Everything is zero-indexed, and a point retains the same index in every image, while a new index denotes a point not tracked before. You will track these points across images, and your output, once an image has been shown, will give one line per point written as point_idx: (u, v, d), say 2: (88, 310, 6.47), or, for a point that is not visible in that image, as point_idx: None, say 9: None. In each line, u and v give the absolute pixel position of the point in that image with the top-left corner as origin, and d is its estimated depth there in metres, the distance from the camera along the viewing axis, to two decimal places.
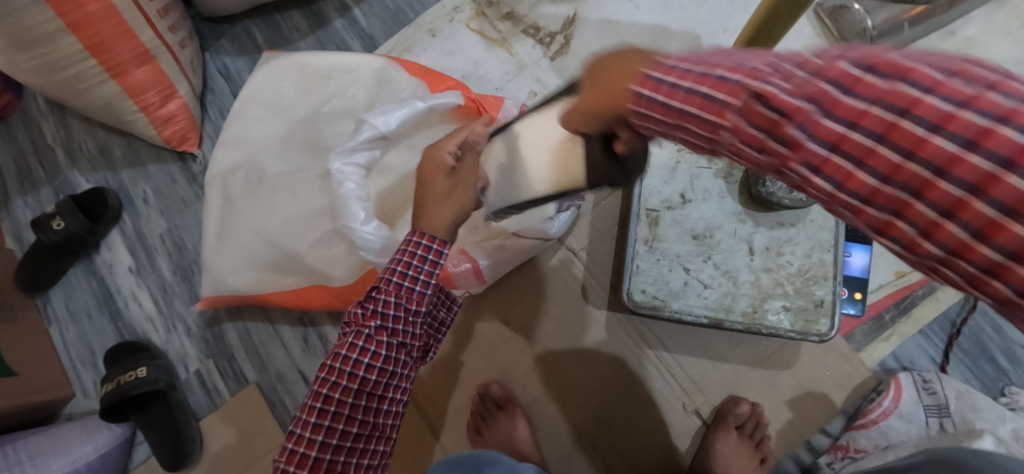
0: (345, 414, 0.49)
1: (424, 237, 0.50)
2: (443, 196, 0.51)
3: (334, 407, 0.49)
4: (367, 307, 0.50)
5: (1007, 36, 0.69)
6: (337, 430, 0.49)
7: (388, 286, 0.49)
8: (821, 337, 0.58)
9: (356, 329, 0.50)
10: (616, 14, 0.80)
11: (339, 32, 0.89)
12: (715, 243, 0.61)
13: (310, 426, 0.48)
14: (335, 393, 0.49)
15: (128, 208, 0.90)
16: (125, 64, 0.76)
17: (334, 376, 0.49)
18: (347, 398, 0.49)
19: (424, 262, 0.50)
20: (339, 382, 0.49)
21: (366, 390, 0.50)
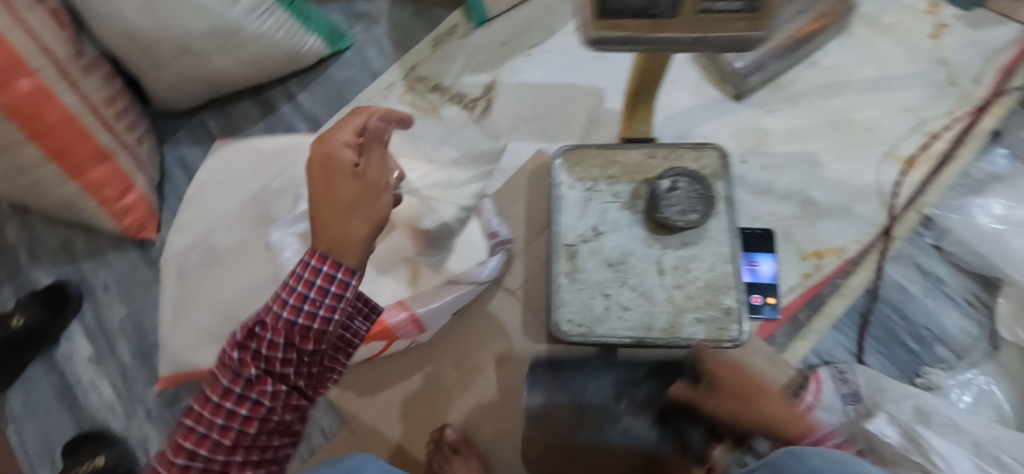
0: (220, 450, 0.42)
1: (317, 256, 0.42)
2: (341, 207, 0.44)
3: (207, 441, 0.41)
4: (255, 342, 0.41)
5: (864, 61, 0.82)
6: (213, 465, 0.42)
7: (277, 321, 0.41)
8: (734, 341, 0.64)
9: (239, 367, 0.41)
10: (530, 76, 0.89)
11: (286, 117, 0.97)
12: (630, 269, 0.68)
13: (180, 463, 0.41)
14: (210, 427, 0.41)
15: (89, 297, 0.92)
16: (86, 164, 0.82)
17: (215, 410, 0.41)
18: (224, 435, 0.42)
19: (323, 296, 0.41)
20: (217, 417, 0.41)
21: (251, 428, 0.43)
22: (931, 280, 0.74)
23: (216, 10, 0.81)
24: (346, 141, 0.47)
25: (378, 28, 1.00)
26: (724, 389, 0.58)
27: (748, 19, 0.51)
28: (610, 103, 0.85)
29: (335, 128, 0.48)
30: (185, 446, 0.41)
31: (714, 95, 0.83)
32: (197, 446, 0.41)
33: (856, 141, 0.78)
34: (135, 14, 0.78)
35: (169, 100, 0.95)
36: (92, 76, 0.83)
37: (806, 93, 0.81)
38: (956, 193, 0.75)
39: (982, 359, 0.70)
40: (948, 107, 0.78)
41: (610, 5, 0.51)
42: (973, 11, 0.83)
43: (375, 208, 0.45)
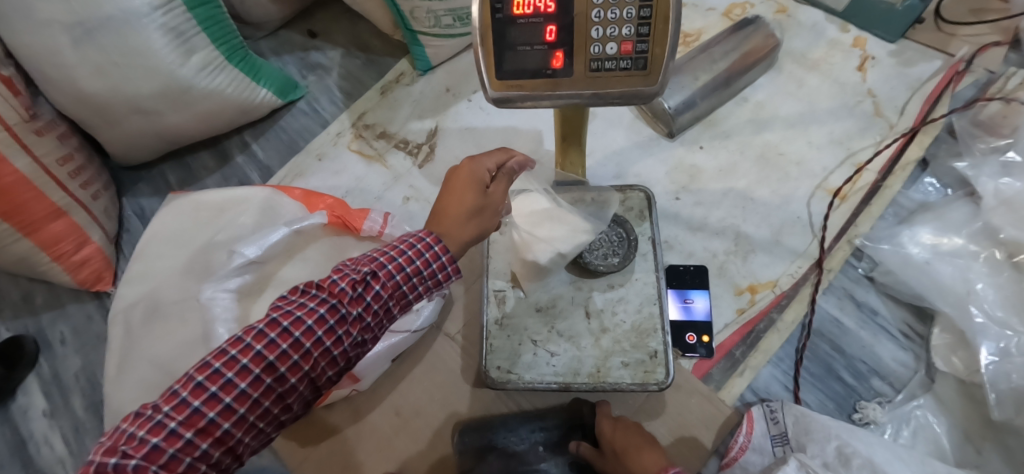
0: (289, 359, 0.49)
1: (432, 236, 0.55)
2: (460, 213, 0.57)
3: (284, 345, 0.49)
4: (365, 282, 0.52)
5: (790, 96, 0.85)
6: (250, 374, 0.48)
7: (387, 277, 0.53)
8: (660, 384, 0.64)
9: (347, 298, 0.51)
10: (472, 121, 0.93)
11: (240, 167, 0.98)
12: (558, 314, 0.69)
13: (231, 353, 0.48)
14: (294, 331, 0.49)
15: (46, 350, 0.93)
16: (39, 222, 0.84)
17: (308, 320, 0.50)
18: (304, 344, 0.49)
19: (431, 276, 0.55)
20: (309, 327, 0.49)
21: (330, 348, 0.51)
22: (866, 312, 0.74)
23: (165, 71, 0.84)
24: (486, 165, 0.59)
25: (330, 78, 1.02)
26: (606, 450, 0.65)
27: (638, 75, 0.56)
28: (547, 144, 0.90)
29: (488, 154, 0.60)
30: (244, 340, 0.48)
31: (647, 134, 0.86)
32: (274, 343, 0.49)
33: (786, 175, 0.81)
34: (85, 77, 0.81)
35: (126, 155, 0.96)
36: (46, 138, 0.85)
37: (737, 128, 0.84)
38: (886, 223, 0.77)
39: (919, 391, 0.69)
40: (879, 134, 0.81)
41: (507, 66, 0.56)
42: (898, 44, 0.86)
43: (483, 222, 0.58)
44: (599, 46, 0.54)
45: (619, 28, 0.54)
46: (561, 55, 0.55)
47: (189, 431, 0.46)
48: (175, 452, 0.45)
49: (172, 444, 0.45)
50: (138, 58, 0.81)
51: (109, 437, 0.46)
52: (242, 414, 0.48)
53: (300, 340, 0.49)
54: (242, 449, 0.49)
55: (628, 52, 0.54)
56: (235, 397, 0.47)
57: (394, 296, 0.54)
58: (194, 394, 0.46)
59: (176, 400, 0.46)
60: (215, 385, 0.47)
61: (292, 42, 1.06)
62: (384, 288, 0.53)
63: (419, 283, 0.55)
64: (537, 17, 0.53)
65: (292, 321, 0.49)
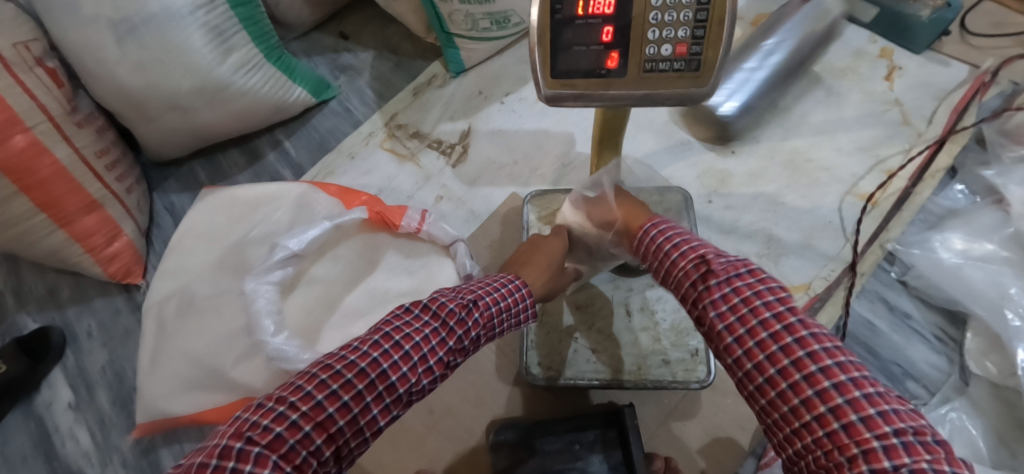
0: (402, 370, 0.47)
1: (519, 279, 0.58)
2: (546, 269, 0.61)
3: (398, 355, 0.47)
4: (468, 306, 0.52)
5: (817, 103, 0.87)
6: (356, 386, 0.45)
7: (486, 306, 0.54)
8: (701, 383, 0.65)
9: (453, 321, 0.51)
10: (504, 123, 0.94)
11: (272, 164, 0.99)
12: (597, 313, 0.70)
13: (351, 358, 0.46)
14: (405, 344, 0.48)
15: (72, 343, 0.93)
16: (73, 214, 0.84)
17: (418, 336, 0.48)
18: (412, 358, 0.47)
19: (516, 312, 0.56)
20: (421, 344, 0.48)
21: (434, 368, 0.49)
22: (898, 315, 0.75)
23: (205, 69, 0.85)
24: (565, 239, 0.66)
25: (362, 79, 1.04)
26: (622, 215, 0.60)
27: (690, 76, 0.57)
28: (579, 146, 0.91)
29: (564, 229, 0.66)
30: (362, 347, 0.47)
31: (678, 138, 0.87)
32: (384, 353, 0.47)
33: (816, 180, 0.82)
34: (126, 73, 0.82)
35: (159, 150, 0.96)
36: (84, 131, 0.85)
37: (766, 135, 0.86)
38: (915, 228, 0.78)
39: (953, 395, 0.69)
40: (906, 142, 0.83)
41: (561, 66, 0.57)
42: (925, 54, 0.88)
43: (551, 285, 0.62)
44: (654, 48, 0.55)
45: (675, 30, 0.55)
46: (616, 56, 0.56)
47: (308, 424, 0.42)
48: (294, 444, 0.41)
49: (293, 434, 0.41)
50: (179, 55, 0.82)
51: (207, 445, 0.42)
52: (344, 425, 0.44)
53: (409, 353, 0.47)
54: (345, 454, 0.46)
55: (682, 54, 0.55)
56: (352, 397, 0.44)
57: (488, 328, 0.54)
58: (302, 400, 0.43)
59: (299, 394, 0.44)
60: (323, 393, 0.44)
61: (323, 44, 1.07)
62: (483, 317, 0.53)
63: (507, 318, 0.56)
64: (595, 18, 0.54)
65: (406, 334, 0.48)
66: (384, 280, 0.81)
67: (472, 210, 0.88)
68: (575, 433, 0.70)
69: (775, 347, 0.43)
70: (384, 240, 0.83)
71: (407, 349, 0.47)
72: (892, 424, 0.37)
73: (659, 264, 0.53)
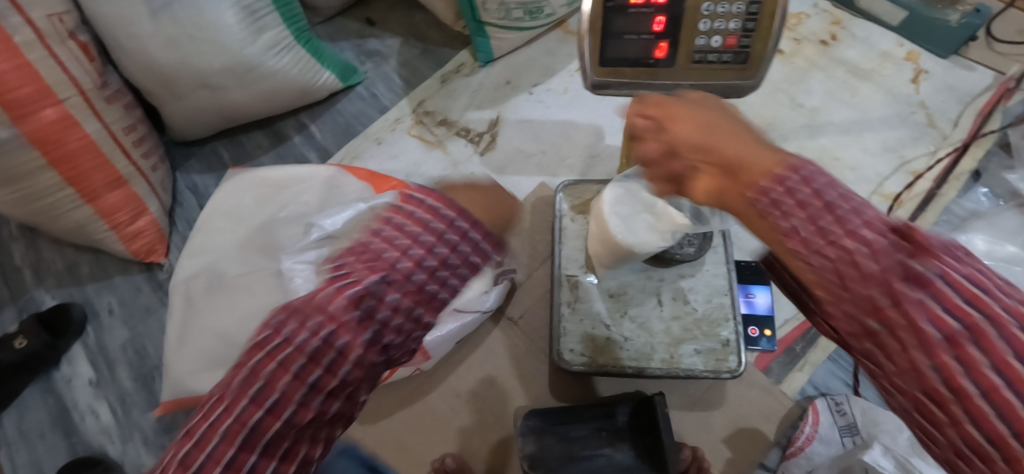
0: (317, 397, 0.32)
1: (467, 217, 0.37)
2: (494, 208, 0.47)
3: (312, 381, 0.32)
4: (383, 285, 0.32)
5: (844, 104, 0.88)
6: (263, 440, 0.32)
7: (417, 274, 0.34)
8: (732, 373, 0.66)
9: (370, 312, 0.32)
10: (532, 113, 0.94)
11: (296, 146, 0.99)
12: (630, 301, 0.71)
13: (241, 404, 0.31)
14: (312, 367, 0.32)
15: (93, 320, 0.92)
16: (99, 189, 0.83)
17: (329, 350, 0.32)
18: (330, 379, 0.32)
19: (467, 261, 0.37)
20: (337, 360, 0.32)
21: (364, 376, 0.34)
22: None
23: (236, 48, 0.85)
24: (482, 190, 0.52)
25: (388, 65, 1.03)
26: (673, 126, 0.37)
27: (737, 69, 0.58)
28: (608, 138, 0.91)
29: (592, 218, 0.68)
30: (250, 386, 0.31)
31: None
32: (290, 387, 0.31)
33: (842, 179, 0.83)
34: (157, 50, 0.81)
35: (183, 129, 0.96)
36: (113, 106, 0.85)
37: (793, 133, 0.87)
38: (940, 229, 0.79)
39: None
40: (931, 145, 0.84)
41: (610, 54, 0.58)
42: (950, 59, 0.89)
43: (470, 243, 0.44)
44: (704, 39, 0.57)
45: (726, 22, 0.55)
46: (665, 46, 0.57)
47: None
48: None
49: None
50: (211, 33, 0.82)
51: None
52: (277, 466, 0.33)
53: (323, 375, 0.32)
54: None
55: (732, 46, 0.57)
56: (262, 454, 0.32)
57: (431, 295, 0.35)
58: (199, 462, 0.31)
59: (187, 464, 0.31)
60: (221, 458, 0.31)
61: (349, 29, 1.07)
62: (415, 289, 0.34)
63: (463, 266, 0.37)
64: (647, 8, 0.55)
65: (309, 354, 0.31)
66: None
67: None
68: (604, 420, 0.71)
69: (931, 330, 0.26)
70: None
71: (315, 372, 0.32)
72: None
73: (772, 214, 0.30)
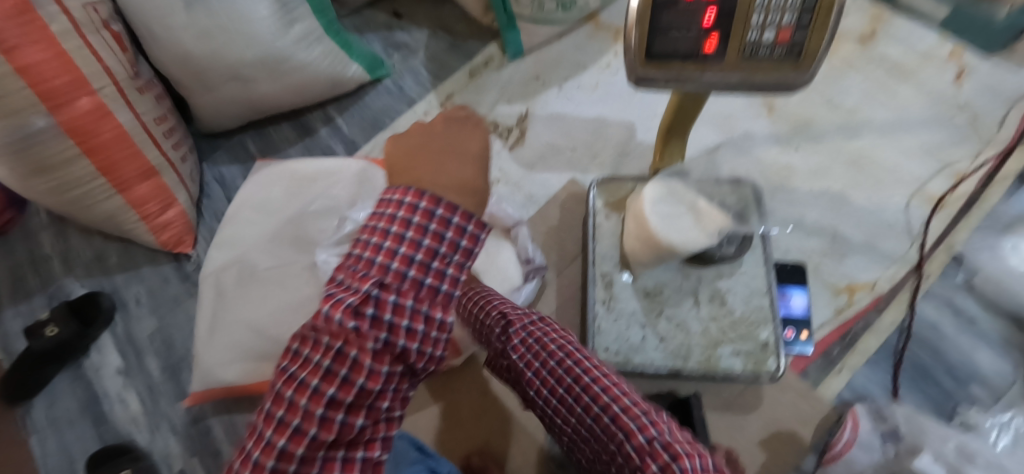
0: (370, 330, 0.41)
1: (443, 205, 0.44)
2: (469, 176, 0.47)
3: (367, 316, 0.41)
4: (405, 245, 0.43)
5: (883, 103, 0.86)
6: (341, 367, 0.40)
7: (425, 238, 0.44)
8: (772, 375, 0.65)
9: (400, 265, 0.43)
10: (562, 109, 0.93)
11: (323, 139, 0.98)
12: (666, 300, 0.69)
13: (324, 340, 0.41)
14: (364, 305, 0.41)
15: (121, 310, 0.93)
16: (130, 181, 0.83)
17: (377, 290, 0.42)
18: (380, 316, 0.41)
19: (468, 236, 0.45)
20: (384, 299, 0.42)
21: (403, 316, 0.42)
22: (965, 319, 0.74)
23: (268, 40, 0.84)
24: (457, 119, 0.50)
25: (415, 58, 1.02)
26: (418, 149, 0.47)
27: (790, 63, 0.57)
28: (640, 135, 0.90)
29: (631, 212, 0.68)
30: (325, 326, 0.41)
31: (741, 132, 0.87)
32: (348, 321, 0.40)
33: (880, 180, 0.82)
34: (190, 40, 0.81)
35: (211, 120, 0.95)
36: (145, 97, 0.84)
37: (830, 133, 0.85)
38: (984, 232, 0.77)
39: (1017, 400, 0.69)
40: (974, 147, 0.82)
41: (657, 47, 0.57)
42: (994, 58, 0.87)
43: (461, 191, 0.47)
44: (756, 33, 0.55)
45: (781, 15, 0.53)
46: (715, 39, 0.56)
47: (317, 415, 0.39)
48: (315, 436, 0.39)
49: (310, 425, 0.39)
50: (243, 25, 0.81)
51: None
52: (346, 390, 0.40)
53: (375, 314, 0.41)
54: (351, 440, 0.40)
55: (785, 41, 0.55)
56: (341, 384, 0.40)
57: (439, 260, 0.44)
58: (290, 412, 0.39)
59: (292, 387, 0.40)
60: (315, 379, 0.40)
61: (376, 22, 1.06)
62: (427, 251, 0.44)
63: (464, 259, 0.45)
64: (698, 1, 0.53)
65: (360, 294, 0.41)
66: None
67: (529, 195, 0.87)
68: None
69: None
70: None
71: (367, 310, 0.41)
72: None
73: None
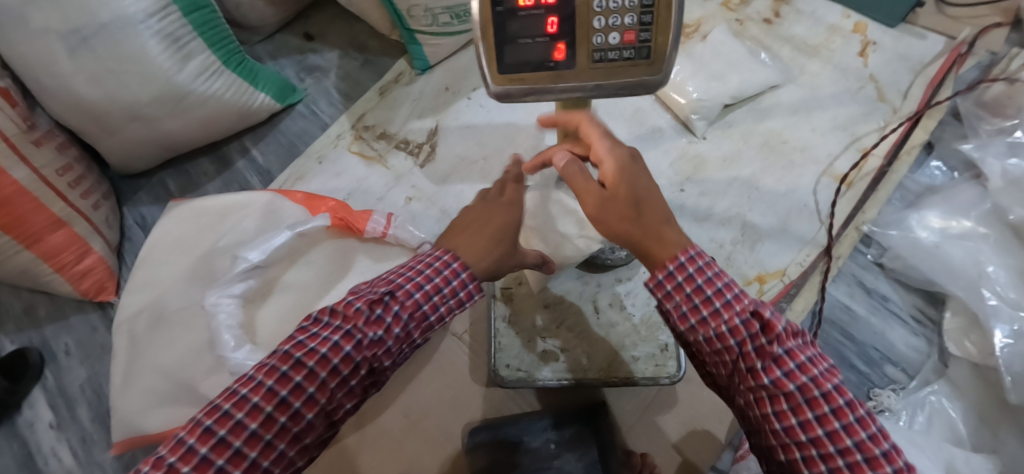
0: (341, 354, 0.48)
1: (454, 259, 0.53)
2: (497, 240, 0.55)
3: (340, 342, 0.48)
4: (395, 293, 0.51)
5: (793, 83, 0.84)
6: (293, 378, 0.47)
7: (410, 292, 0.52)
8: (672, 378, 0.64)
9: (387, 308, 0.51)
10: (473, 118, 0.92)
11: (240, 172, 0.97)
12: (566, 310, 0.69)
13: (296, 354, 0.47)
14: (344, 333, 0.48)
15: (51, 362, 0.92)
16: (40, 232, 0.83)
17: (357, 324, 0.49)
18: (349, 344, 0.48)
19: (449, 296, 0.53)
20: (356, 332, 0.49)
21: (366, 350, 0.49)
22: (876, 297, 0.74)
23: (164, 75, 0.83)
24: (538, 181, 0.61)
25: (328, 80, 1.01)
26: (473, 213, 0.56)
27: (642, 64, 0.56)
28: (548, 139, 0.89)
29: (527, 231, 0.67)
30: (302, 339, 0.49)
31: (650, 126, 0.85)
32: (324, 342, 0.48)
33: (792, 162, 0.80)
34: (82, 85, 0.80)
35: (124, 163, 0.94)
36: (44, 149, 0.84)
37: (741, 119, 0.83)
38: (893, 207, 0.77)
39: (933, 377, 0.68)
40: (884, 120, 0.80)
41: (508, 59, 0.56)
42: (899, 28, 0.85)
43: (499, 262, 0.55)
44: (601, 36, 0.55)
45: (622, 17, 0.55)
46: (563, 47, 0.56)
47: (268, 405, 0.46)
48: (255, 428, 0.45)
49: (254, 419, 0.45)
50: (135, 63, 0.81)
51: (149, 458, 0.45)
52: (295, 396, 0.47)
53: (350, 338, 0.48)
54: (286, 438, 0.47)
55: (631, 42, 0.55)
56: (290, 390, 0.46)
57: (415, 315, 0.52)
58: (238, 406, 0.45)
59: (252, 383, 0.47)
60: (274, 378, 0.46)
61: (288, 45, 1.04)
62: (404, 306, 0.51)
63: (441, 301, 0.53)
64: (538, 9, 0.54)
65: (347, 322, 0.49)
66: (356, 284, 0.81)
67: (444, 209, 0.86)
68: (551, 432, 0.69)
69: (799, 401, 0.43)
70: (352, 245, 0.83)
71: (348, 334, 0.48)
72: (854, 435, 0.42)
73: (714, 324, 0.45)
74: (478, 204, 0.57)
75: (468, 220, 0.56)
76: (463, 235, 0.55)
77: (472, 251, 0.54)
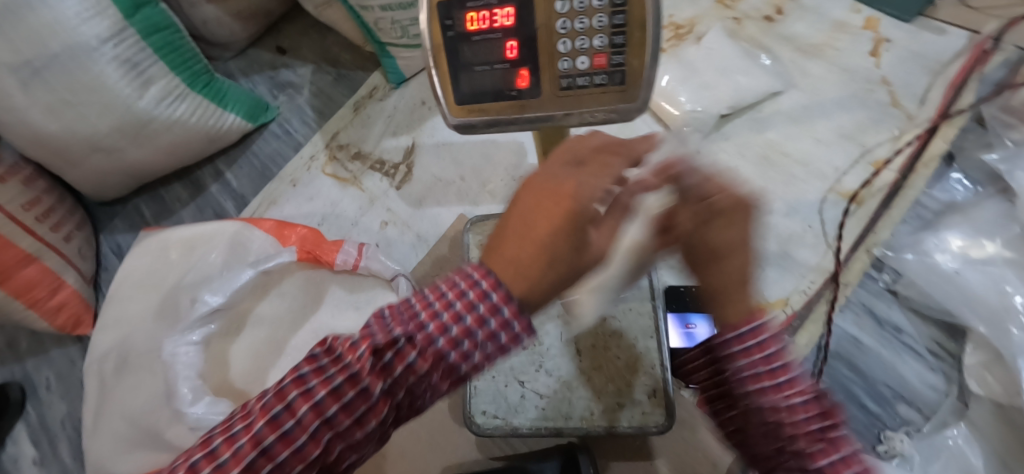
0: (335, 409, 0.34)
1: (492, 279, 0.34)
2: (542, 252, 0.33)
3: (335, 394, 0.33)
4: (408, 332, 0.33)
5: (794, 89, 0.77)
6: (270, 435, 0.34)
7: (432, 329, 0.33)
8: (660, 428, 0.59)
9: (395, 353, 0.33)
10: (450, 135, 0.87)
11: (214, 197, 0.94)
12: (544, 352, 0.64)
13: (284, 400, 0.34)
14: (338, 381, 0.33)
15: (33, 397, 0.91)
16: (9, 269, 0.80)
17: (356, 370, 0.33)
18: (347, 399, 0.34)
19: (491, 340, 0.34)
20: (355, 383, 0.33)
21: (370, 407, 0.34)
22: (889, 329, 0.66)
23: (125, 103, 0.79)
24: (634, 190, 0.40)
25: (301, 96, 0.96)
26: (536, 202, 0.35)
27: (615, 90, 0.50)
28: (529, 158, 0.83)
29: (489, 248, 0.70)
30: (297, 380, 0.35)
31: (638, 140, 0.79)
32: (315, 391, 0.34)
33: (793, 178, 0.73)
34: (41, 117, 0.76)
35: (97, 192, 0.91)
36: (8, 184, 0.81)
37: (737, 131, 0.76)
38: (906, 228, 0.69)
39: (952, 419, 0.61)
40: (896, 127, 0.73)
41: (465, 88, 0.50)
42: (914, 23, 0.77)
43: (552, 284, 0.34)
44: (568, 61, 0.49)
45: (590, 39, 0.48)
46: (525, 74, 0.50)
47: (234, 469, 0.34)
48: None
49: None
50: (92, 94, 0.76)
51: None
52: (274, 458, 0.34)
53: (342, 390, 0.33)
54: None
55: (602, 66, 0.49)
56: (265, 451, 0.34)
57: (438, 366, 0.34)
58: (205, 461, 0.34)
59: (229, 432, 0.35)
60: (248, 433, 0.34)
61: (260, 60, 0.99)
62: (422, 351, 0.33)
63: (473, 347, 0.34)
64: (494, 33, 0.48)
65: (339, 367, 0.34)
66: (329, 318, 0.77)
67: (419, 234, 0.81)
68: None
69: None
70: (323, 276, 0.79)
71: (341, 385, 0.33)
72: None
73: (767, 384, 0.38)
74: (541, 193, 0.36)
75: (520, 213, 0.35)
76: (505, 244, 0.34)
77: (508, 273, 0.33)
